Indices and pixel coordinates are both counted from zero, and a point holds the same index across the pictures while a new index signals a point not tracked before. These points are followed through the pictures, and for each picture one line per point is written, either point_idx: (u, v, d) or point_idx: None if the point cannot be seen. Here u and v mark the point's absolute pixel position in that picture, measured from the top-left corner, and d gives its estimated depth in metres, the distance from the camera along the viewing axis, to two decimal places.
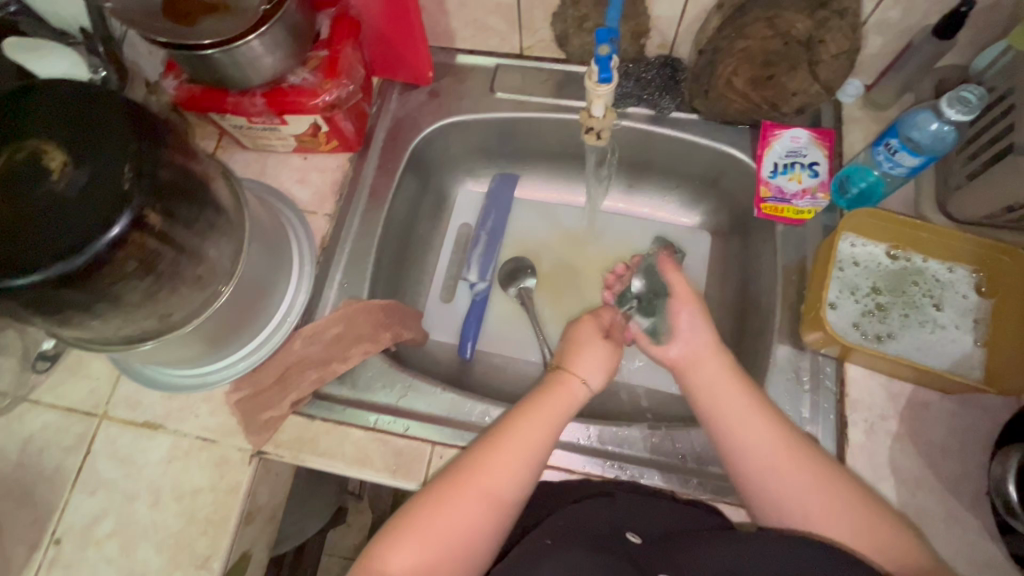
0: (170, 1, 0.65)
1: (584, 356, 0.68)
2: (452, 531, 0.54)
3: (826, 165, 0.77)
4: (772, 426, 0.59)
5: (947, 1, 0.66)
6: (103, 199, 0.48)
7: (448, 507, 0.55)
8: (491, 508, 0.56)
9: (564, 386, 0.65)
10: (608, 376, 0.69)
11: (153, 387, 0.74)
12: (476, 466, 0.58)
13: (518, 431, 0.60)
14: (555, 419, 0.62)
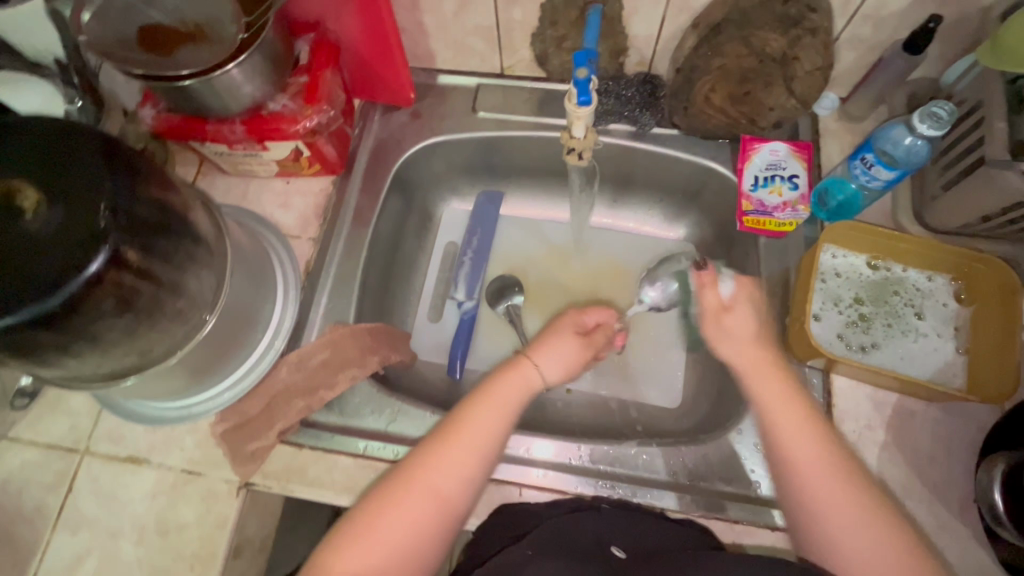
0: (145, 32, 0.65)
1: (543, 346, 0.67)
2: (400, 533, 0.54)
3: (805, 178, 0.78)
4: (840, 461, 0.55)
5: (915, 17, 0.68)
6: (79, 237, 0.48)
7: (393, 513, 0.55)
8: (441, 509, 0.56)
9: (518, 375, 0.63)
10: (567, 368, 0.67)
11: (135, 421, 0.73)
12: (427, 466, 0.57)
13: (470, 425, 0.60)
14: (505, 411, 0.61)
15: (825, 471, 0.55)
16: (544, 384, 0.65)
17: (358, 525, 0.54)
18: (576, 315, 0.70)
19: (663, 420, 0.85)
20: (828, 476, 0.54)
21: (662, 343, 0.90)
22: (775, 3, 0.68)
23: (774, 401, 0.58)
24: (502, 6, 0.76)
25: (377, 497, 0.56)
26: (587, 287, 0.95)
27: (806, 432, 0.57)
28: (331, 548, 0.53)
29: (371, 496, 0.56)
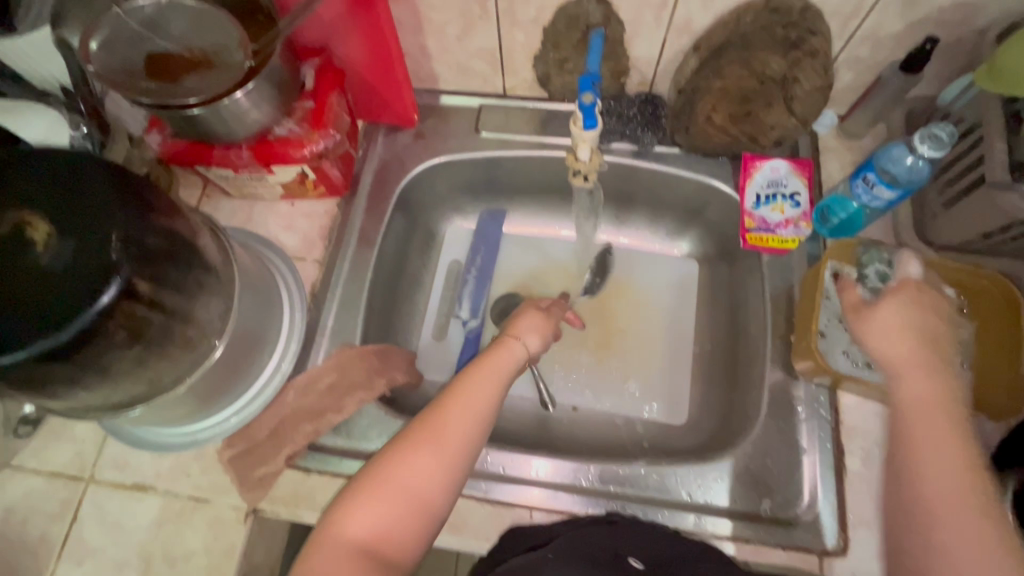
0: (154, 60, 0.66)
1: (520, 323, 0.75)
2: (407, 491, 0.55)
3: (807, 195, 0.79)
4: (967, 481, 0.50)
5: (912, 38, 0.69)
6: (91, 269, 0.48)
7: (406, 468, 0.56)
8: (446, 471, 0.57)
9: (503, 350, 0.69)
10: (543, 338, 0.75)
11: (141, 448, 0.72)
12: (432, 428, 0.59)
13: (465, 392, 0.63)
14: (495, 380, 0.66)
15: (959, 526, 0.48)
16: (528, 356, 0.72)
17: (368, 484, 0.55)
18: (535, 302, 0.81)
19: (670, 437, 0.85)
20: (965, 534, 0.48)
21: (667, 360, 0.90)
22: (775, 26, 0.69)
23: (927, 439, 0.52)
24: (505, 29, 0.77)
25: (388, 452, 0.58)
26: (591, 303, 0.95)
27: (951, 479, 0.50)
28: (339, 508, 0.54)
29: (381, 452, 0.58)
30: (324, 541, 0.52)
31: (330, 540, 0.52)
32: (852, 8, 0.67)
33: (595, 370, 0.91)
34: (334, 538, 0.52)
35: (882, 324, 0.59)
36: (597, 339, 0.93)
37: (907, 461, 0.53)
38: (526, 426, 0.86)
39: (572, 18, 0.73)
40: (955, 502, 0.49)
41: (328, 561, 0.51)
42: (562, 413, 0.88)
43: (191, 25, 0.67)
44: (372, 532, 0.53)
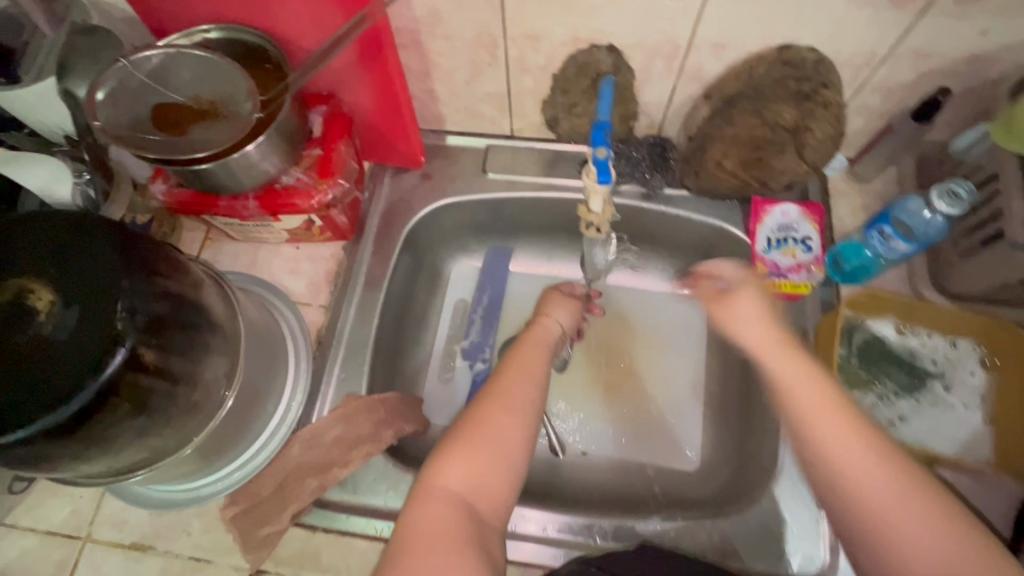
0: (160, 110, 0.66)
1: (553, 303, 0.80)
2: (494, 442, 0.59)
3: (819, 241, 0.78)
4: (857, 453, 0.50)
5: (923, 88, 0.69)
6: (93, 342, 0.46)
7: (490, 424, 0.60)
8: (523, 426, 0.62)
9: (539, 327, 0.76)
10: (573, 314, 0.80)
11: (139, 505, 0.70)
12: (506, 387, 0.64)
13: (523, 358, 0.69)
14: (542, 350, 0.72)
15: (854, 452, 0.50)
16: (561, 332, 0.78)
17: (458, 440, 0.59)
18: (559, 287, 0.85)
19: (683, 484, 0.83)
20: (856, 459, 0.50)
21: (679, 402, 0.89)
22: (788, 80, 0.68)
23: (795, 383, 0.56)
24: (514, 76, 0.77)
25: (468, 414, 0.62)
26: (599, 343, 0.93)
27: (836, 428, 0.52)
28: (433, 462, 0.58)
29: (462, 416, 0.62)
30: (424, 495, 0.56)
31: (432, 494, 0.56)
32: (864, 60, 0.67)
33: (605, 414, 0.89)
34: (433, 489, 0.56)
35: (738, 312, 0.65)
36: (606, 380, 0.91)
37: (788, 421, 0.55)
38: (535, 471, 0.85)
39: (582, 65, 0.73)
40: (840, 434, 0.51)
41: (431, 512, 0.54)
42: (572, 460, 0.86)
43: (195, 76, 0.66)
44: (467, 483, 0.57)
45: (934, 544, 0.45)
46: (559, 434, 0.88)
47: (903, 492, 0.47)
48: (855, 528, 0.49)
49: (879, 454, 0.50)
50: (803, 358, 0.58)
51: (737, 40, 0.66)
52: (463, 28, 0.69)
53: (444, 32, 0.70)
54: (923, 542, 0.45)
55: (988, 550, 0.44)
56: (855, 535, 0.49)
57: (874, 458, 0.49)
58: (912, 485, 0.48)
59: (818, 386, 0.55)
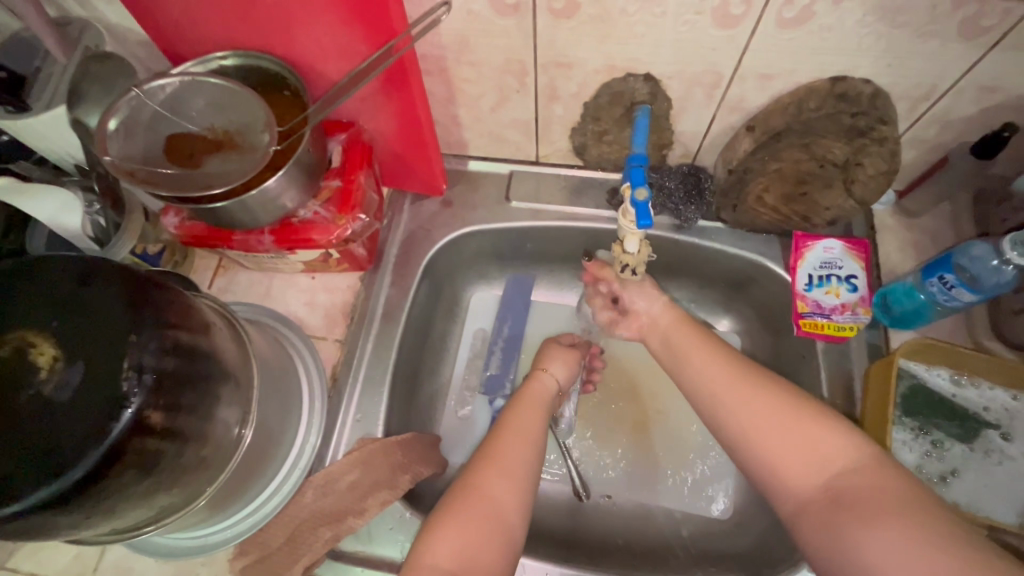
0: (175, 139, 0.63)
1: (551, 356, 0.78)
2: (487, 518, 0.56)
3: (864, 278, 0.74)
4: (751, 403, 0.54)
5: (986, 122, 0.65)
6: (97, 404, 0.43)
7: (482, 494, 0.58)
8: (518, 492, 0.59)
9: (535, 383, 0.73)
10: (569, 371, 0.77)
11: (147, 554, 0.67)
12: (497, 454, 0.62)
13: (516, 422, 0.66)
14: (540, 411, 0.69)
15: (732, 388, 0.56)
16: (558, 389, 0.74)
17: (449, 512, 0.56)
18: (557, 337, 0.83)
19: (713, 534, 0.79)
20: (733, 394, 0.55)
21: (707, 443, 0.85)
22: (843, 114, 0.64)
23: (684, 347, 0.62)
24: (544, 103, 0.73)
25: (471, 475, 0.60)
26: (621, 381, 0.89)
27: (721, 376, 0.57)
28: (423, 538, 0.54)
29: (466, 476, 0.60)
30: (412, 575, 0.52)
31: (427, 569, 0.52)
32: (922, 92, 0.62)
33: (630, 455, 0.85)
34: (422, 568, 0.52)
35: (629, 287, 0.71)
36: (630, 419, 0.87)
37: (682, 381, 0.61)
38: (557, 516, 0.80)
39: (615, 94, 0.69)
40: (719, 378, 0.57)
41: None
42: (597, 505, 0.82)
43: (211, 103, 0.63)
44: (455, 561, 0.52)
45: (803, 450, 0.50)
46: (582, 474, 0.84)
47: (775, 414, 0.52)
48: (740, 455, 0.54)
49: (757, 387, 0.55)
50: (695, 328, 0.64)
51: (785, 71, 0.61)
52: (492, 54, 0.66)
53: (472, 59, 0.67)
54: (795, 451, 0.50)
55: (856, 444, 0.49)
56: (746, 462, 0.54)
57: (762, 397, 0.54)
58: (790, 409, 0.52)
59: (704, 346, 0.61)
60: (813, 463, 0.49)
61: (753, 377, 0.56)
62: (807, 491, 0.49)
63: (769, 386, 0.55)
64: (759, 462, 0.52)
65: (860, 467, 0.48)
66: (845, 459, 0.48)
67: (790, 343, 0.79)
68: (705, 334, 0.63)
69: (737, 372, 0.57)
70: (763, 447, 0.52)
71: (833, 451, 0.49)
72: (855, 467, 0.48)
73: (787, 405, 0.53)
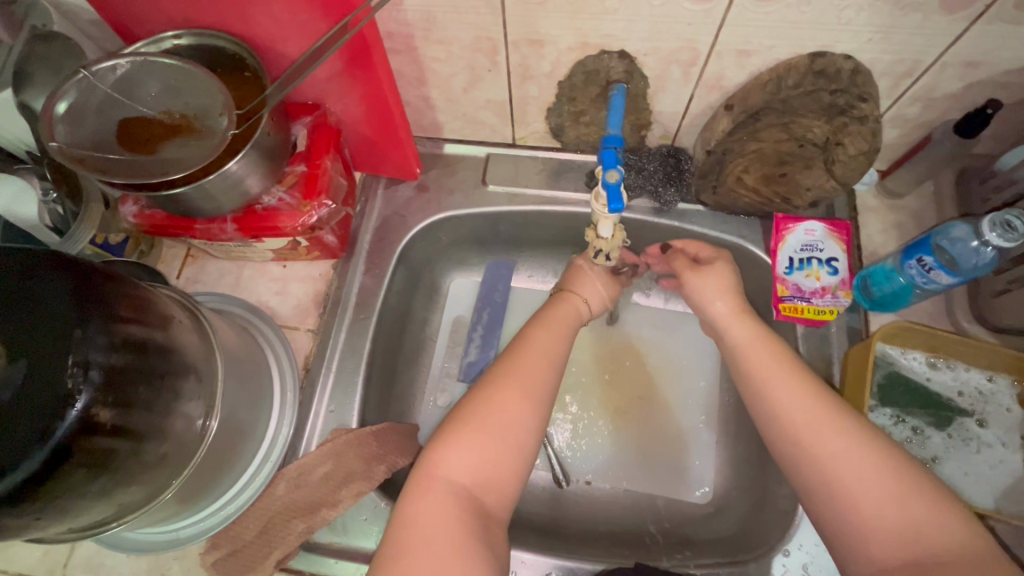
0: (126, 126, 0.60)
1: (584, 281, 0.73)
2: (500, 432, 0.55)
3: (845, 261, 0.72)
4: (851, 445, 0.52)
5: (968, 100, 0.63)
6: (39, 403, 0.41)
7: (503, 410, 0.56)
8: (537, 414, 0.58)
9: (567, 307, 0.70)
10: (605, 303, 0.74)
11: (115, 548, 0.66)
12: (523, 367, 0.60)
13: (543, 343, 0.64)
14: (568, 333, 0.67)
15: (829, 436, 0.53)
16: (588, 315, 0.72)
17: (465, 424, 0.55)
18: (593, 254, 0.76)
19: (692, 519, 0.79)
20: (823, 439, 0.53)
21: (688, 424, 0.85)
22: (822, 93, 0.61)
23: (768, 373, 0.59)
24: (517, 83, 0.70)
25: (481, 389, 0.58)
26: (607, 362, 0.88)
27: (810, 408, 0.55)
28: (433, 452, 0.54)
29: (477, 388, 0.59)
30: (423, 485, 0.53)
31: (440, 481, 0.52)
32: (905, 68, 0.60)
33: (616, 442, 0.84)
34: (435, 481, 0.53)
35: (705, 285, 0.68)
36: (614, 403, 0.86)
37: (759, 410, 0.59)
38: (539, 505, 0.80)
39: (590, 73, 0.66)
40: (809, 419, 0.54)
41: (433, 503, 0.51)
42: (578, 491, 0.82)
43: (166, 86, 0.60)
44: (470, 477, 0.53)
45: (898, 515, 0.48)
46: (563, 462, 0.83)
47: (872, 463, 0.50)
48: (816, 493, 0.52)
49: (857, 441, 0.52)
50: (782, 352, 0.61)
51: (764, 47, 0.59)
52: (461, 32, 0.63)
53: (440, 36, 0.64)
54: (887, 514, 0.48)
55: (959, 522, 0.47)
56: (824, 511, 0.52)
57: (860, 447, 0.52)
58: (889, 461, 0.51)
59: (793, 376, 0.58)
60: (905, 531, 0.47)
61: (851, 427, 0.53)
62: (892, 557, 0.47)
63: (864, 439, 0.52)
64: (842, 517, 0.50)
65: (956, 544, 0.46)
66: (943, 535, 0.46)
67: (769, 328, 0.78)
68: (792, 361, 0.60)
69: (829, 415, 0.54)
70: (855, 494, 0.50)
71: (928, 521, 0.47)
72: (949, 543, 0.46)
73: (884, 466, 0.50)
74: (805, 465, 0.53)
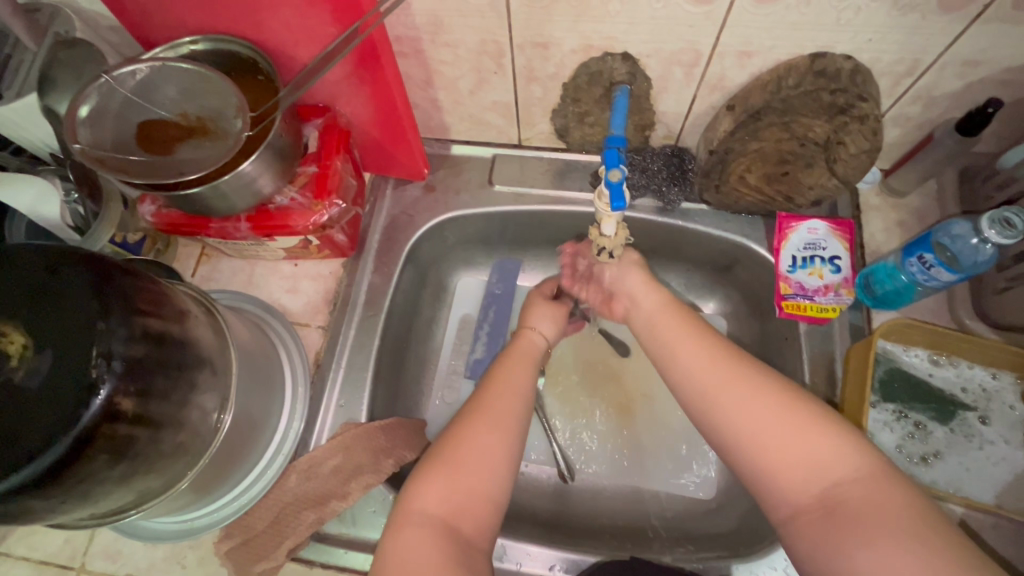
0: (146, 127, 0.62)
1: (535, 311, 0.75)
2: (470, 463, 0.57)
3: (848, 259, 0.73)
4: (751, 396, 0.54)
5: (970, 98, 0.64)
6: (65, 391, 0.43)
7: (468, 441, 0.58)
8: (508, 442, 0.59)
9: (523, 342, 0.71)
10: (558, 328, 0.75)
11: (134, 537, 0.68)
12: (490, 405, 0.62)
13: (504, 377, 0.66)
14: (529, 366, 0.68)
15: (734, 393, 0.55)
16: (547, 346, 0.73)
17: (434, 463, 0.57)
18: (540, 288, 0.81)
19: (694, 515, 0.80)
20: (730, 398, 0.55)
21: (691, 422, 0.86)
22: (822, 92, 0.62)
23: (673, 340, 0.62)
24: (522, 84, 0.72)
25: (456, 426, 0.60)
26: (608, 361, 0.89)
27: (708, 366, 0.57)
28: (409, 488, 0.56)
29: (453, 425, 0.61)
30: (401, 523, 0.54)
31: (416, 517, 0.54)
32: (905, 67, 0.61)
33: (618, 440, 0.85)
34: (411, 516, 0.54)
35: (616, 267, 0.72)
36: (614, 401, 0.87)
37: (670, 374, 0.61)
38: (543, 501, 0.81)
39: (593, 74, 0.68)
40: (712, 379, 0.56)
41: (410, 539, 0.52)
42: (583, 486, 0.83)
43: (182, 90, 0.62)
44: (443, 513, 0.54)
45: (800, 452, 0.50)
46: (567, 458, 0.84)
47: (772, 412, 0.52)
48: (725, 446, 0.54)
49: (757, 392, 0.54)
50: (685, 317, 0.63)
51: (765, 48, 0.60)
52: (467, 35, 0.64)
53: (447, 40, 0.66)
54: (788, 453, 0.50)
55: (854, 448, 0.49)
56: (738, 462, 0.53)
57: (758, 397, 0.53)
58: (786, 404, 0.52)
59: (695, 338, 0.60)
60: (809, 466, 0.49)
61: (749, 380, 0.55)
62: (802, 496, 0.49)
63: (763, 390, 0.54)
64: (752, 464, 0.52)
65: (856, 479, 0.47)
66: (841, 464, 0.48)
67: (773, 326, 0.79)
68: (697, 327, 0.62)
69: (731, 371, 0.56)
70: (760, 444, 0.51)
71: (827, 453, 0.49)
72: (851, 481, 0.47)
73: (783, 411, 0.52)
74: (712, 421, 0.55)
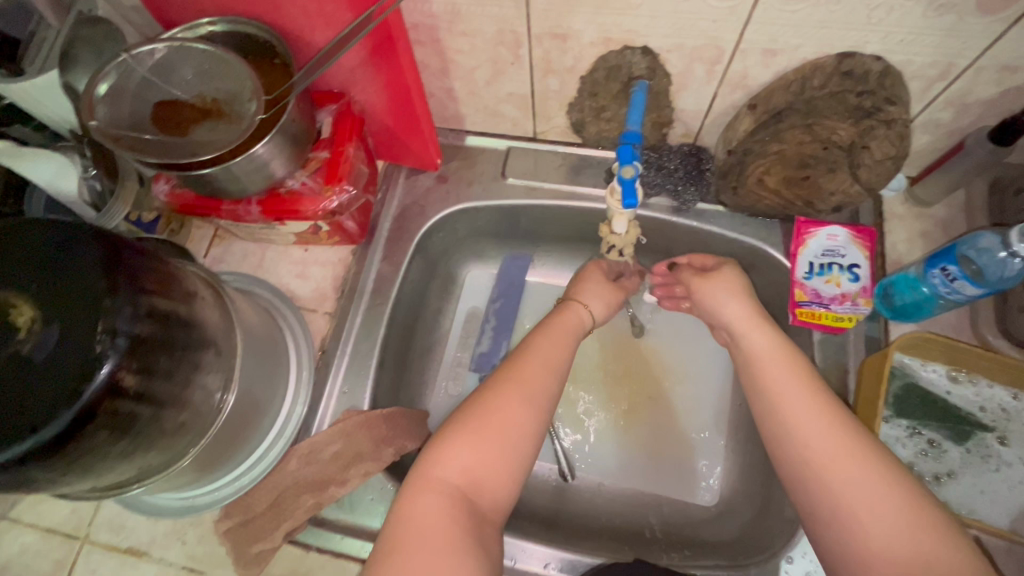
0: (159, 108, 0.63)
1: (586, 286, 0.75)
2: (500, 435, 0.56)
3: (867, 268, 0.71)
4: (855, 463, 0.51)
5: (1005, 106, 0.61)
6: (69, 366, 0.43)
7: (498, 416, 0.57)
8: (536, 412, 0.59)
9: (570, 314, 0.71)
10: (607, 309, 0.75)
11: (138, 511, 0.70)
12: (524, 374, 0.61)
13: (543, 348, 0.65)
14: (568, 340, 0.68)
15: (837, 456, 0.52)
16: (593, 324, 0.73)
17: (462, 425, 0.56)
18: (603, 261, 0.79)
19: (698, 521, 0.78)
20: (834, 462, 0.52)
21: (698, 426, 0.84)
22: (848, 94, 0.61)
23: (781, 387, 0.58)
24: (539, 77, 0.71)
25: (487, 392, 0.59)
26: (619, 358, 0.88)
27: (806, 413, 0.55)
28: (431, 451, 0.55)
29: (482, 391, 0.60)
30: (420, 485, 0.53)
31: (435, 484, 0.53)
32: (938, 71, 0.58)
33: (623, 442, 0.84)
34: (430, 481, 0.53)
35: (715, 291, 0.68)
36: (622, 401, 0.86)
37: (771, 423, 0.57)
38: (542, 499, 0.81)
39: (612, 68, 0.66)
40: (818, 434, 0.53)
41: (429, 504, 0.52)
42: (584, 485, 0.82)
43: (198, 72, 0.62)
44: (463, 479, 0.54)
45: (904, 547, 0.46)
46: (570, 457, 0.83)
47: (873, 484, 0.49)
48: (810, 501, 0.52)
49: (858, 456, 0.51)
50: (800, 366, 0.59)
51: (790, 46, 0.58)
52: (484, 24, 0.63)
53: (464, 29, 0.65)
54: (883, 527, 0.47)
55: (958, 547, 0.46)
56: (820, 527, 0.51)
57: (861, 465, 0.51)
58: (886, 476, 0.50)
59: (808, 391, 0.56)
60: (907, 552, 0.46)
61: (855, 442, 0.52)
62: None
63: (866, 455, 0.51)
64: (842, 538, 0.49)
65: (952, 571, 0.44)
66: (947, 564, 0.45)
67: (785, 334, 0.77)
68: (807, 372, 0.58)
69: (835, 427, 0.54)
70: (854, 511, 0.49)
71: (932, 551, 0.46)
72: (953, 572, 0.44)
73: (883, 487, 0.49)
74: (801, 476, 0.53)
